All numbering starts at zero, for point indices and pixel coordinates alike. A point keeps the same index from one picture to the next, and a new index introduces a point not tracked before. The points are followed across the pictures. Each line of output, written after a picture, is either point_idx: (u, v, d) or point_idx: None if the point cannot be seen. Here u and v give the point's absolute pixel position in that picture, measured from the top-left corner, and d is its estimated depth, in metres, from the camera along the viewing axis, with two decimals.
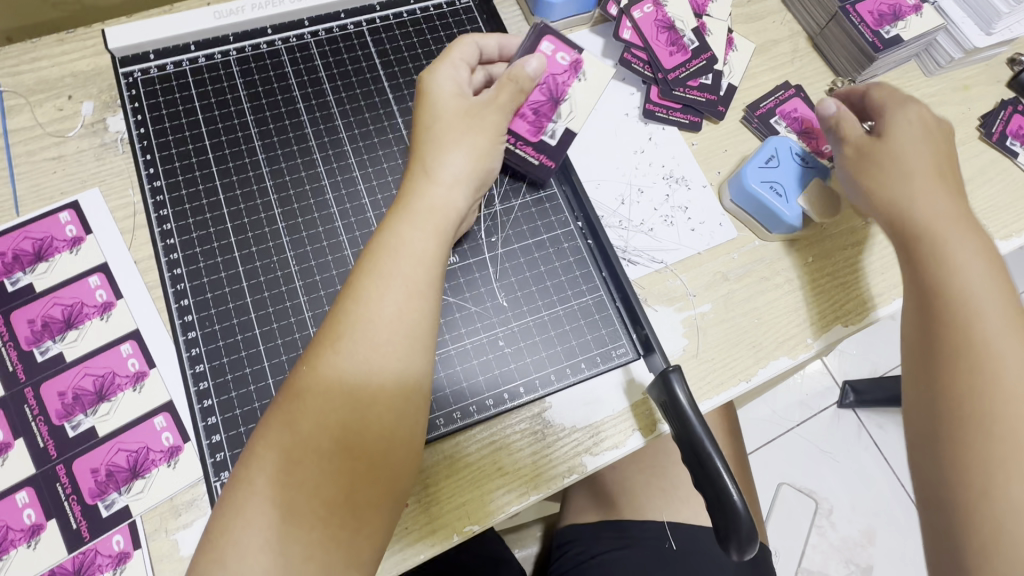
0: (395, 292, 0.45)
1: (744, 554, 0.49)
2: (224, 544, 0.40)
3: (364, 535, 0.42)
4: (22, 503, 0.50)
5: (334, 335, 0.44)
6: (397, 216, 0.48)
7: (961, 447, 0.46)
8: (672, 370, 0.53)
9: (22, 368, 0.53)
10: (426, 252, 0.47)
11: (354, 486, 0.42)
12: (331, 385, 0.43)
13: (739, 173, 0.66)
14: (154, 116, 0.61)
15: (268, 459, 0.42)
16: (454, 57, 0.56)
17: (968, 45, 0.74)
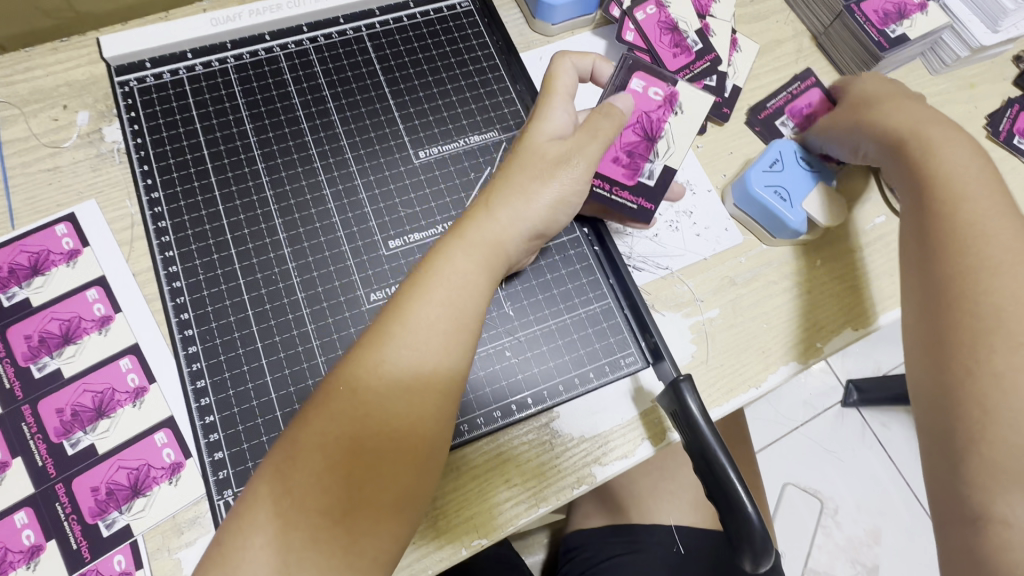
0: (441, 320, 0.45)
1: (760, 566, 0.49)
2: (234, 563, 0.39)
3: (375, 560, 0.41)
4: (21, 524, 0.49)
5: (375, 358, 0.43)
6: (448, 242, 0.48)
7: (957, 339, 0.47)
8: (682, 380, 0.51)
9: (19, 385, 0.52)
10: (471, 282, 0.47)
11: (373, 511, 0.41)
12: (365, 412, 0.42)
13: (743, 177, 0.64)
14: (150, 125, 0.60)
15: (287, 477, 0.41)
16: (560, 92, 0.55)
17: (975, 42, 0.73)
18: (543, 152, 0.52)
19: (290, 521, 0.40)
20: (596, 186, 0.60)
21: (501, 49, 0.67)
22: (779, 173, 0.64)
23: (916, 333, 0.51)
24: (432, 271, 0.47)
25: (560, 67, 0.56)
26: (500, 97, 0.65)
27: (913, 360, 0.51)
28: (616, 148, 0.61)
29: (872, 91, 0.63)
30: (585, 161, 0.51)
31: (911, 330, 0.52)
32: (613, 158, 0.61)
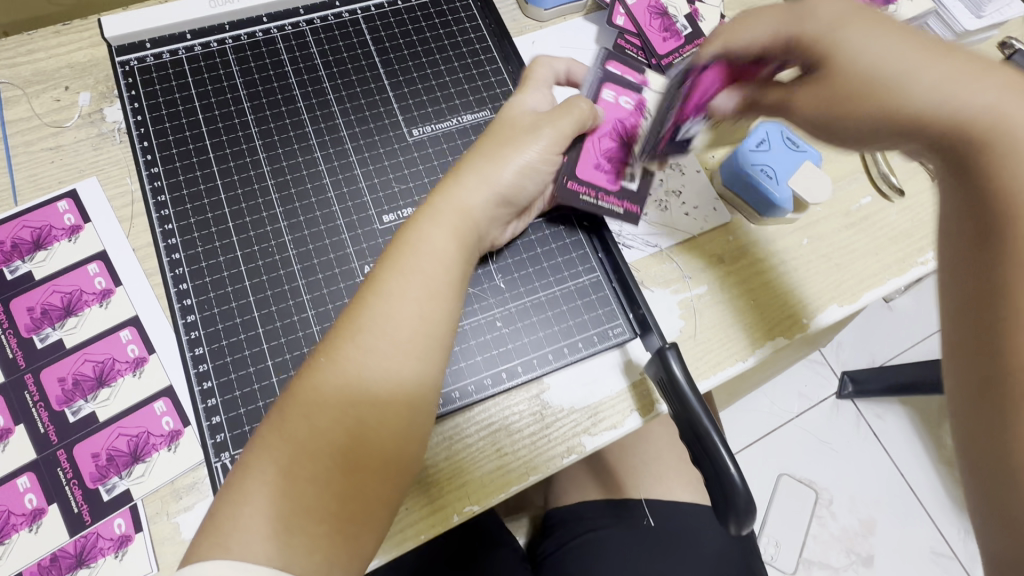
0: (416, 289, 0.46)
1: (743, 529, 0.50)
2: (227, 529, 0.40)
3: (365, 526, 0.42)
4: (23, 488, 0.50)
5: (354, 327, 0.45)
6: (422, 216, 0.50)
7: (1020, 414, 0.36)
8: (668, 347, 0.52)
9: (22, 355, 0.54)
10: (447, 253, 0.49)
11: (360, 477, 0.42)
12: (346, 380, 0.43)
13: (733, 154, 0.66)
14: (151, 103, 0.61)
15: (276, 450, 0.42)
16: (536, 81, 0.60)
17: (959, 27, 0.74)
18: (514, 123, 0.56)
19: (280, 494, 0.41)
20: (581, 192, 0.59)
21: (494, 32, 0.69)
22: (768, 152, 0.65)
23: (964, 395, 0.40)
24: (408, 244, 0.49)
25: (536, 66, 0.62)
26: (493, 78, 0.66)
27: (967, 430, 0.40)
28: (595, 155, 0.61)
29: (870, 57, 0.42)
30: (554, 132, 0.55)
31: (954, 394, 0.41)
32: (595, 165, 0.60)
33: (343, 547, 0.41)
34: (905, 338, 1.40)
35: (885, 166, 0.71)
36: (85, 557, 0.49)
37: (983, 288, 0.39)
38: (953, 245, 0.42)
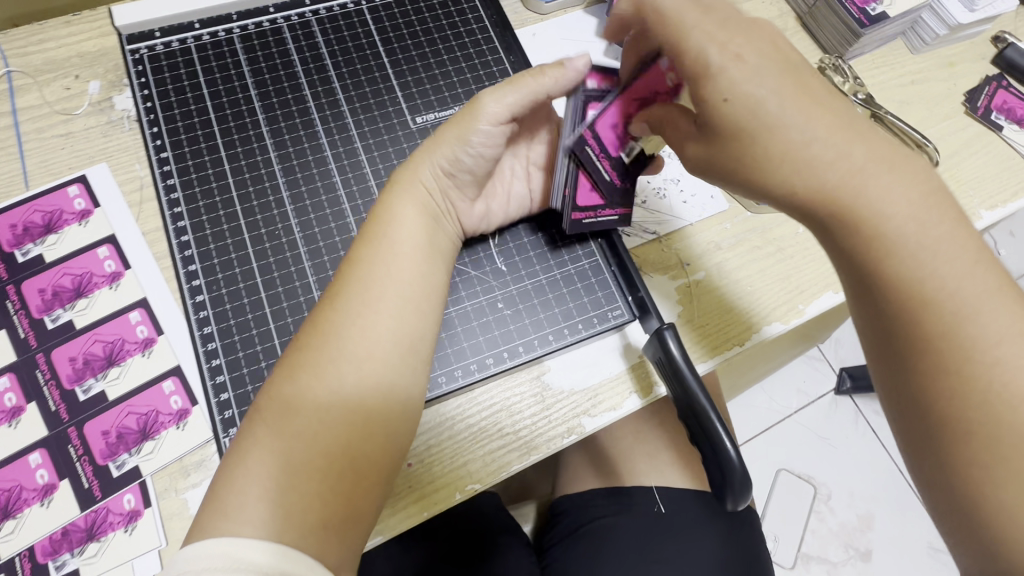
0: (390, 259, 0.49)
1: (740, 505, 0.51)
2: (230, 492, 0.41)
3: (360, 493, 0.43)
4: (35, 464, 0.51)
5: (334, 295, 0.47)
6: (389, 194, 0.53)
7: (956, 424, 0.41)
8: (666, 327, 0.54)
9: (34, 335, 0.55)
10: (414, 224, 0.51)
11: (349, 444, 0.43)
12: (325, 345, 0.45)
13: None
14: (160, 90, 0.62)
15: (270, 423, 0.43)
16: None
17: (952, 21, 0.75)
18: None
19: (278, 466, 0.41)
20: (580, 218, 0.59)
21: (495, 22, 0.70)
22: None
23: (899, 413, 0.45)
24: (382, 219, 0.51)
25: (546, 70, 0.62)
26: (494, 68, 0.68)
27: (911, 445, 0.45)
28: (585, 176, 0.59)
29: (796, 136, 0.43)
30: (497, 105, 0.52)
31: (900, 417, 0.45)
32: (589, 187, 0.59)
33: (342, 513, 0.42)
34: None
35: None
36: (96, 531, 0.50)
37: (925, 368, 0.42)
38: (870, 306, 0.45)
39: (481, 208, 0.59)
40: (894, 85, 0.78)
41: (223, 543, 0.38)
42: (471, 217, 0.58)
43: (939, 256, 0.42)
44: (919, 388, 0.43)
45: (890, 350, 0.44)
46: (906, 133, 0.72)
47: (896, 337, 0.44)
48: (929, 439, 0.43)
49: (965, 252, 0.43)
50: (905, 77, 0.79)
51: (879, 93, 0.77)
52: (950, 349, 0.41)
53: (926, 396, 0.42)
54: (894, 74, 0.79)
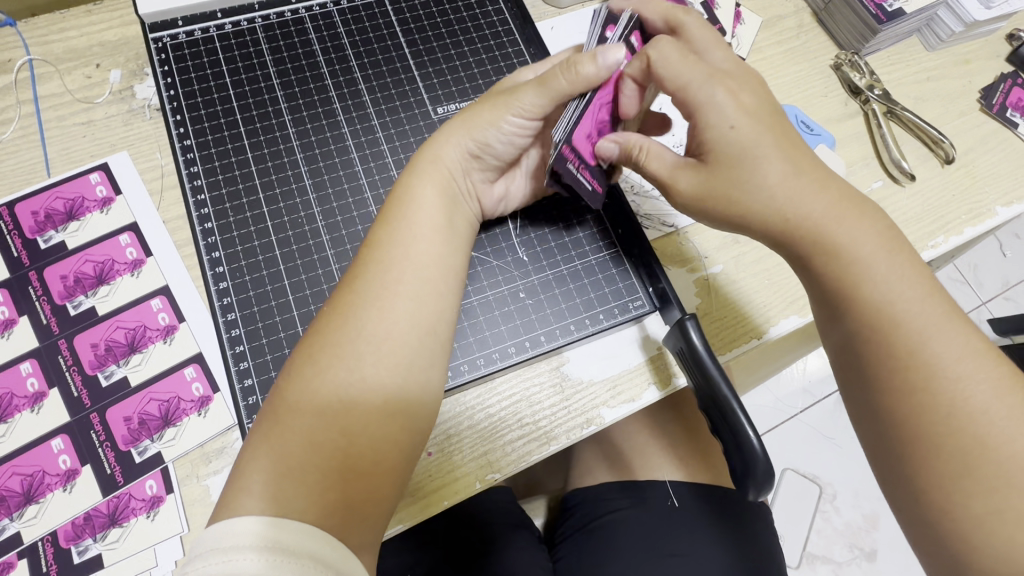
0: (414, 241, 0.49)
1: (762, 495, 0.52)
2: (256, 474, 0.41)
3: (384, 476, 0.43)
4: (57, 450, 0.51)
5: (355, 277, 0.47)
6: (414, 174, 0.52)
7: (916, 432, 0.45)
8: (688, 317, 0.54)
9: (55, 321, 0.55)
10: (438, 205, 0.51)
11: (373, 426, 0.43)
12: (349, 327, 0.45)
13: None
14: (183, 78, 0.62)
15: (293, 403, 0.42)
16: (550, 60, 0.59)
17: (969, 18, 0.75)
18: (499, 87, 0.56)
19: (304, 445, 0.41)
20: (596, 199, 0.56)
21: (515, 15, 0.70)
22: None
23: (864, 423, 0.50)
24: (399, 200, 0.51)
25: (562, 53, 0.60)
26: (515, 59, 0.68)
27: (876, 453, 0.49)
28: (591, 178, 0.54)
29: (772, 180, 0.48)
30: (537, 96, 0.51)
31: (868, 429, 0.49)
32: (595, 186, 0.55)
33: (366, 496, 0.42)
34: None
35: (897, 151, 0.72)
36: (118, 517, 0.51)
37: (891, 386, 0.46)
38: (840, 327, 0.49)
39: (500, 189, 0.60)
40: (910, 81, 0.78)
41: (241, 521, 0.37)
42: (490, 198, 0.59)
43: (898, 285, 0.47)
44: (885, 405, 0.47)
45: (856, 370, 0.49)
46: (923, 127, 0.73)
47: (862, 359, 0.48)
48: (891, 450, 0.47)
49: (921, 282, 0.47)
50: (920, 74, 0.79)
51: (895, 89, 0.77)
52: (915, 371, 0.45)
53: (893, 414, 0.46)
54: (910, 70, 0.79)
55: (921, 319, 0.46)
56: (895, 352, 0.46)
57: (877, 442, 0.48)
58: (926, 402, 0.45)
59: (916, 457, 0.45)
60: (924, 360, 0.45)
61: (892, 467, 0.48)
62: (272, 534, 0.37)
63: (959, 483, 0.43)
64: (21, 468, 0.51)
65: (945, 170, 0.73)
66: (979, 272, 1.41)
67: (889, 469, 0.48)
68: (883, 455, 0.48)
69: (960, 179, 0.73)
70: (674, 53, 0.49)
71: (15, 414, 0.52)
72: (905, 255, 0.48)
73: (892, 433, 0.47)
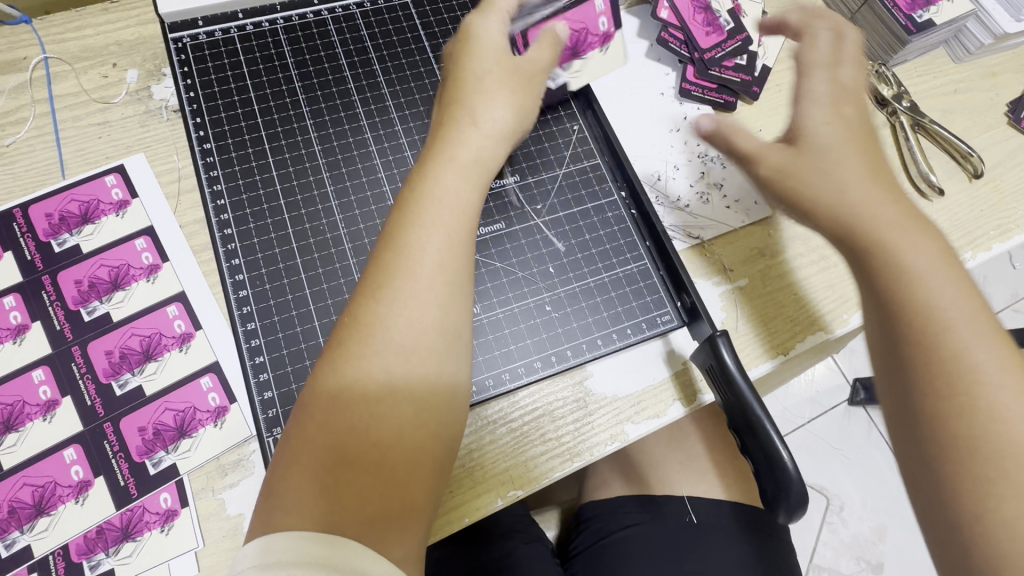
0: (437, 240, 0.46)
1: (793, 517, 0.51)
2: (284, 489, 0.40)
3: (416, 487, 0.42)
4: (70, 460, 0.50)
5: (375, 285, 0.45)
6: (434, 165, 0.49)
7: (957, 445, 0.39)
8: (719, 335, 0.52)
9: (69, 327, 0.53)
10: (462, 200, 0.49)
11: (402, 434, 0.42)
12: (372, 334, 0.43)
13: None
14: (203, 80, 0.61)
15: (319, 415, 0.41)
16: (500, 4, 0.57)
17: (998, 30, 0.74)
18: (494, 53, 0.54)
19: (335, 457, 0.40)
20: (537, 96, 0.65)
21: None
22: None
23: (896, 435, 0.44)
24: (418, 195, 0.48)
25: None
26: None
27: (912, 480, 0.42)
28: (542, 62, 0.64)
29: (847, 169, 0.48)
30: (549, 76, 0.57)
31: (908, 451, 0.42)
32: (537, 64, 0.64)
33: (400, 510, 0.40)
34: None
35: (925, 165, 0.71)
36: (132, 531, 0.49)
37: (934, 390, 0.41)
38: (887, 334, 0.44)
39: None
40: (937, 93, 0.77)
41: (273, 537, 0.37)
42: None
43: (946, 288, 0.43)
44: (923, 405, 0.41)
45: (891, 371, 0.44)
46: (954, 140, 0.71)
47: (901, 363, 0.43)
48: (924, 472, 0.41)
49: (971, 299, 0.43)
50: (947, 86, 0.78)
51: (921, 102, 0.76)
52: (959, 378, 0.40)
53: (938, 436, 0.40)
54: (937, 82, 0.78)
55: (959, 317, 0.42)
56: (940, 356, 0.41)
57: (910, 465, 0.42)
58: (967, 402, 0.39)
59: (954, 466, 0.39)
60: (951, 356, 0.41)
61: (920, 484, 0.41)
62: (274, 551, 0.36)
63: (998, 498, 0.37)
64: (32, 478, 0.49)
65: (974, 184, 0.72)
66: (991, 284, 1.40)
67: (924, 500, 0.41)
68: (917, 482, 0.41)
69: (988, 194, 0.72)
70: (822, 41, 0.55)
71: (27, 423, 0.50)
72: (958, 275, 0.44)
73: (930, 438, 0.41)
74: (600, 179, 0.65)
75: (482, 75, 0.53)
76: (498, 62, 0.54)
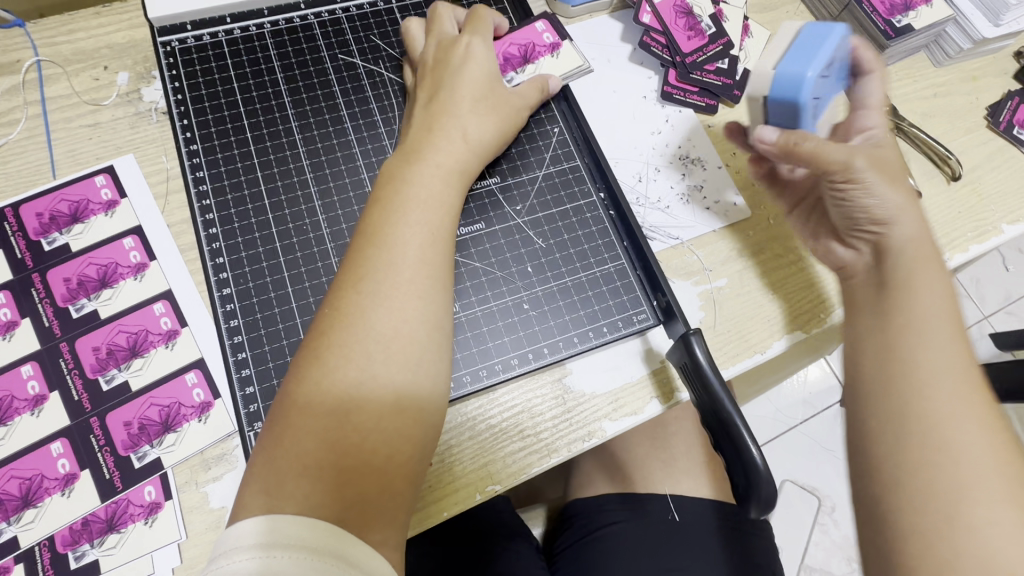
0: (416, 236, 0.49)
1: (766, 511, 0.51)
2: (267, 476, 0.41)
3: (394, 474, 0.43)
4: (57, 453, 0.51)
5: (356, 277, 0.46)
6: (414, 167, 0.52)
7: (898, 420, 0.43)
8: (692, 334, 0.53)
9: (58, 324, 0.55)
10: (435, 194, 0.52)
11: (383, 421, 0.43)
12: (352, 324, 0.45)
13: (805, 68, 0.48)
14: (191, 83, 0.62)
15: (300, 404, 0.42)
16: (441, 29, 0.62)
17: (976, 35, 0.75)
18: (452, 63, 0.59)
19: (316, 444, 0.41)
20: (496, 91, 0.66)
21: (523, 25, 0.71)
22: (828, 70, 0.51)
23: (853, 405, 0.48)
24: (398, 191, 0.51)
25: (441, 12, 0.63)
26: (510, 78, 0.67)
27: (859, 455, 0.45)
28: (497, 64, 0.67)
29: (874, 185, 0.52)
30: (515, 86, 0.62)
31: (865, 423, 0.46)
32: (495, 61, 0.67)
33: (378, 495, 0.42)
34: None
35: None
36: (116, 523, 0.50)
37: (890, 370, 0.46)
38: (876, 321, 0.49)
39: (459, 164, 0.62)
40: (918, 97, 0.78)
41: (264, 523, 0.39)
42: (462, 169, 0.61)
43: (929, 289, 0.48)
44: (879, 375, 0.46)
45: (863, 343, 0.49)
46: (932, 145, 0.73)
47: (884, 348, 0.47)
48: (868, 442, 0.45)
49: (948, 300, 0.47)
50: (928, 90, 0.79)
51: (902, 105, 0.77)
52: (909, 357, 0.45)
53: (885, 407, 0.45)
54: (917, 86, 0.79)
55: (936, 321, 0.46)
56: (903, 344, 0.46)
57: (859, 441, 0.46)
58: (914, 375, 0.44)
59: (888, 424, 0.44)
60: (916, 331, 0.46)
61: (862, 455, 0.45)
62: (275, 533, 0.38)
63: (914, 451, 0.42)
64: (19, 471, 0.50)
65: (952, 187, 0.73)
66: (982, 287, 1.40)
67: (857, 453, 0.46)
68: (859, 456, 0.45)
69: (966, 196, 0.73)
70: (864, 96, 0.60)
71: (15, 417, 0.52)
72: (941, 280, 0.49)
73: (901, 405, 0.44)
74: (578, 178, 0.66)
75: (468, 97, 0.58)
76: (473, 68, 0.59)
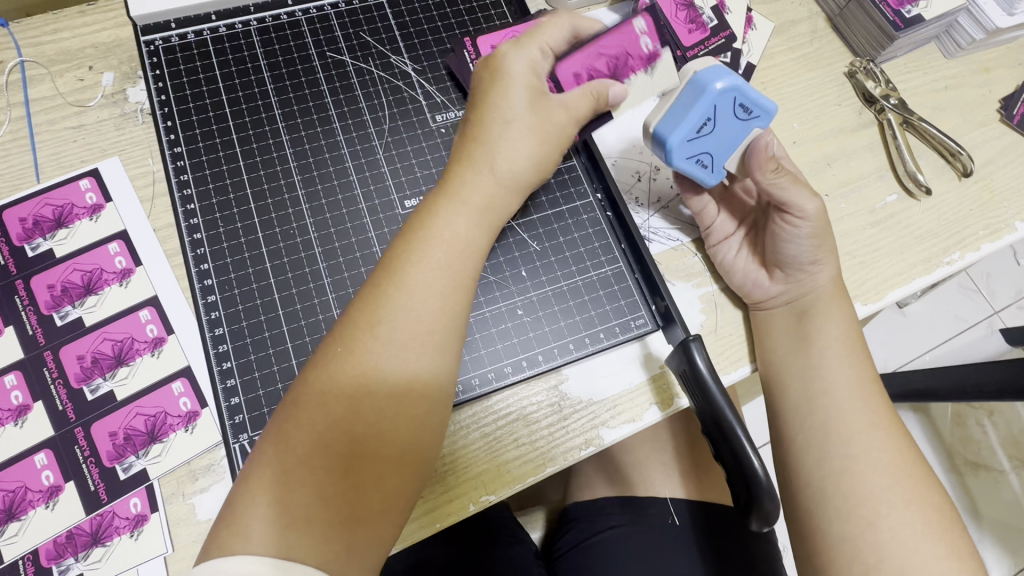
0: (439, 279, 0.45)
1: (767, 525, 0.49)
2: (249, 519, 0.38)
3: (386, 527, 0.41)
4: (41, 465, 0.50)
5: (373, 318, 0.43)
6: (446, 203, 0.49)
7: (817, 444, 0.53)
8: (692, 340, 0.52)
9: (42, 332, 0.54)
10: (464, 238, 0.48)
11: (385, 478, 0.41)
12: (363, 371, 0.42)
13: (666, 131, 0.54)
14: (174, 83, 0.61)
15: (301, 448, 0.40)
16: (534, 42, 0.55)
17: (990, 25, 0.72)
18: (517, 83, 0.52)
19: (313, 494, 0.39)
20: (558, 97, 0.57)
21: (513, 11, 0.69)
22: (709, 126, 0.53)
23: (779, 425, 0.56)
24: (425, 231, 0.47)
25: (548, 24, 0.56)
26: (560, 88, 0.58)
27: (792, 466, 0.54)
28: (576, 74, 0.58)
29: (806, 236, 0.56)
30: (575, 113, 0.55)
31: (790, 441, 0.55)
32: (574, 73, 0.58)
33: (367, 546, 0.40)
34: (922, 343, 1.32)
35: (912, 163, 0.69)
36: (101, 536, 0.49)
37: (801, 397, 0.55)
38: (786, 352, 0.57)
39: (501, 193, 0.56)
40: (928, 89, 0.75)
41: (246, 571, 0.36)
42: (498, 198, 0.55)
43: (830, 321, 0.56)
44: (794, 401, 0.55)
45: (777, 371, 0.57)
46: (943, 140, 0.70)
47: (795, 380, 0.55)
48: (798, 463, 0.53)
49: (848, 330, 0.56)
50: (938, 82, 0.76)
51: (910, 99, 0.75)
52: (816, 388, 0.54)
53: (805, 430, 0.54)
54: (927, 79, 0.76)
55: (844, 347, 0.55)
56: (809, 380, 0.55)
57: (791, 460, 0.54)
58: (816, 402, 0.54)
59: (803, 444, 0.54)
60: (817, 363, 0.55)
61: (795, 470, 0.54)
62: None
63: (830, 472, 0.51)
64: (3, 483, 0.49)
65: (963, 183, 0.71)
66: (994, 282, 1.37)
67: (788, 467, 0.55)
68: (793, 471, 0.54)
69: (978, 192, 0.71)
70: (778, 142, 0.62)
71: None
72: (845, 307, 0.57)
73: (825, 424, 0.53)
74: (573, 176, 0.64)
75: (510, 119, 0.52)
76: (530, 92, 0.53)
